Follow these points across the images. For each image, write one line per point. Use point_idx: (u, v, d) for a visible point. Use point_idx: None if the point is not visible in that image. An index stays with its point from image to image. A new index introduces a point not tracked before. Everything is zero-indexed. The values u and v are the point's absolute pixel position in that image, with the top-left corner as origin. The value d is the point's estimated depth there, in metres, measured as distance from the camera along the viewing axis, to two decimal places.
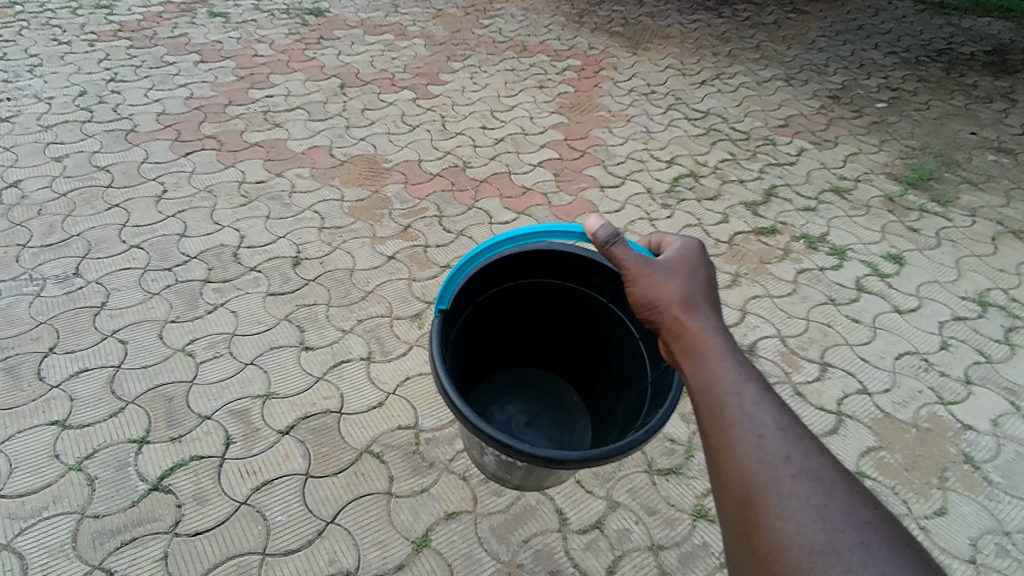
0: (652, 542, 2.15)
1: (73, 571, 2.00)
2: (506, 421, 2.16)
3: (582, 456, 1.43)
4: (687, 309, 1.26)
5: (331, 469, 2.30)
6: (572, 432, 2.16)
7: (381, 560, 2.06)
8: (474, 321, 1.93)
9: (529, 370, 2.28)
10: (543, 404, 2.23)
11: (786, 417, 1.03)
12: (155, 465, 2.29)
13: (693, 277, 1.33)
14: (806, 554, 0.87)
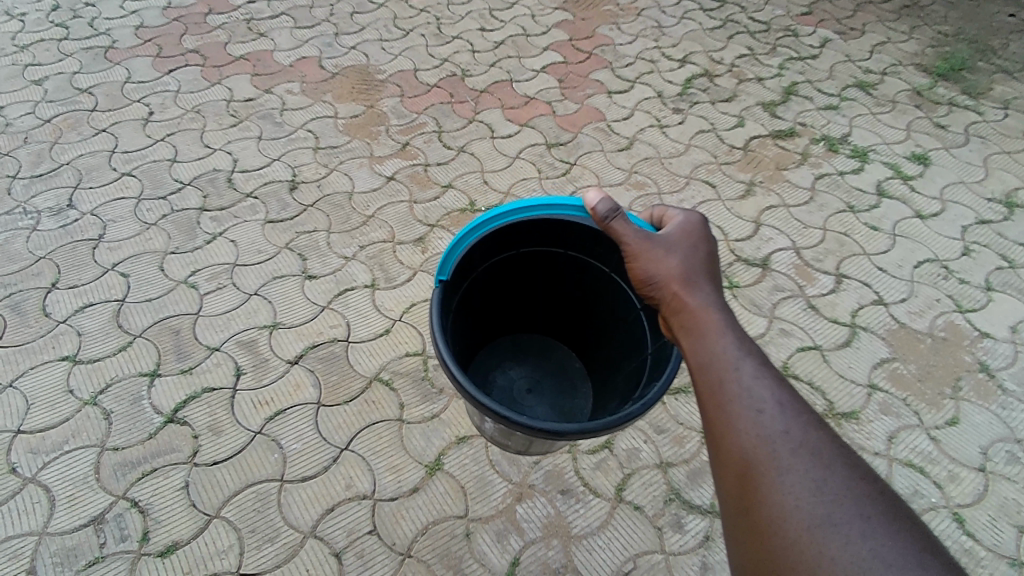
0: (662, 460, 2.16)
1: (99, 502, 2.05)
2: (508, 387, 2.12)
3: (579, 426, 1.40)
4: (687, 285, 1.31)
5: (341, 397, 2.32)
6: (573, 398, 2.11)
7: (396, 484, 2.11)
8: (476, 290, 1.88)
9: (533, 336, 2.22)
10: (546, 369, 2.18)
11: (785, 392, 1.08)
12: (168, 397, 2.31)
13: (693, 252, 1.37)
14: (805, 525, 0.92)
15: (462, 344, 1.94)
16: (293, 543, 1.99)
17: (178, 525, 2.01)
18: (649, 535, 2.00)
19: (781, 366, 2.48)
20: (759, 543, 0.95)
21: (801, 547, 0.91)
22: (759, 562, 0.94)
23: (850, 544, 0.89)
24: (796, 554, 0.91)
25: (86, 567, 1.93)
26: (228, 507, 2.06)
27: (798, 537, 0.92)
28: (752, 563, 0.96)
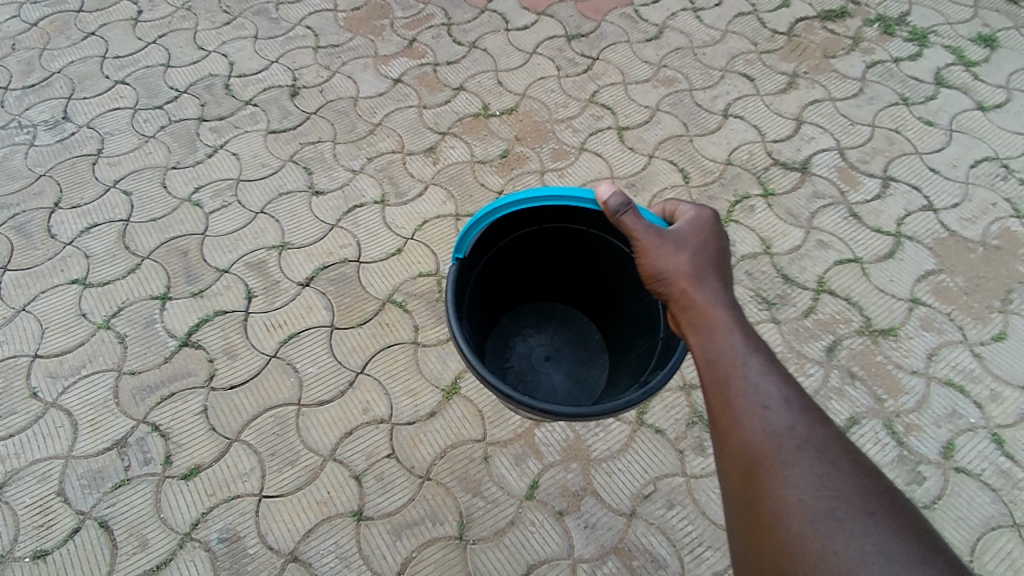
0: (686, 381, 2.08)
1: (121, 426, 2.06)
2: (526, 357, 2.05)
3: (578, 410, 1.38)
4: (696, 283, 1.30)
5: (355, 321, 2.28)
6: (589, 368, 2.03)
7: (413, 408, 2.08)
8: (497, 264, 1.81)
9: (555, 306, 2.11)
10: (566, 337, 2.09)
11: (791, 389, 1.11)
12: (181, 321, 2.28)
13: (704, 247, 1.35)
14: (809, 518, 0.96)
15: (481, 317, 1.88)
16: (313, 465, 1.99)
17: (200, 449, 2.01)
18: (671, 458, 1.96)
19: (816, 280, 2.33)
20: (762, 535, 1.00)
21: (805, 541, 0.95)
22: (761, 553, 0.99)
23: (853, 538, 0.93)
24: (799, 547, 0.95)
25: (113, 489, 1.94)
26: (247, 431, 2.05)
27: (802, 531, 0.96)
28: (755, 552, 1.00)
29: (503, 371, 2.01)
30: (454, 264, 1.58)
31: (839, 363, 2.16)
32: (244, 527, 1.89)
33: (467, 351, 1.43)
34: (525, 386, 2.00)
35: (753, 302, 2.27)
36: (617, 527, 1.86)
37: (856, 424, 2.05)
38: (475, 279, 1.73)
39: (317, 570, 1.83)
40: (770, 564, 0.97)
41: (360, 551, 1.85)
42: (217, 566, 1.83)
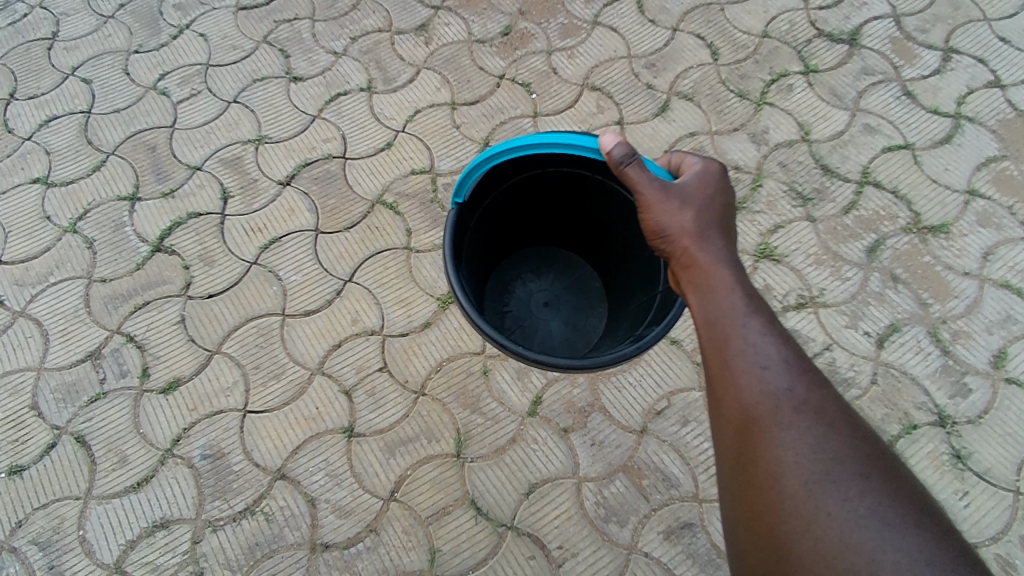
0: None
1: (93, 337, 1.92)
2: (524, 304, 1.83)
3: (568, 362, 1.23)
4: (698, 238, 1.15)
5: (342, 224, 2.09)
6: (589, 316, 1.81)
7: (407, 319, 1.93)
8: (499, 210, 1.60)
9: (559, 252, 1.87)
10: (568, 283, 1.85)
11: (792, 350, 1.00)
12: (152, 224, 2.09)
13: (706, 199, 1.19)
14: (805, 480, 0.89)
15: (480, 264, 1.68)
16: (301, 380, 1.85)
17: (178, 361, 1.88)
18: (687, 372, 1.79)
19: (860, 171, 2.05)
20: (754, 499, 0.92)
21: (798, 503, 0.87)
22: (752, 514, 0.91)
23: (847, 501, 0.86)
24: (791, 511, 0.87)
25: (89, 404, 1.82)
26: (229, 343, 1.91)
27: (797, 494, 0.88)
28: (746, 515, 0.93)
29: (499, 316, 1.79)
30: (453, 208, 1.39)
31: (881, 264, 1.93)
32: (229, 443, 1.76)
33: (465, 304, 1.27)
34: (520, 334, 1.79)
35: (786, 197, 2.02)
36: (627, 444, 1.72)
37: (897, 332, 1.84)
38: (475, 225, 1.53)
39: (307, 487, 1.70)
40: (761, 529, 0.90)
41: (351, 469, 1.72)
42: (202, 483, 1.70)
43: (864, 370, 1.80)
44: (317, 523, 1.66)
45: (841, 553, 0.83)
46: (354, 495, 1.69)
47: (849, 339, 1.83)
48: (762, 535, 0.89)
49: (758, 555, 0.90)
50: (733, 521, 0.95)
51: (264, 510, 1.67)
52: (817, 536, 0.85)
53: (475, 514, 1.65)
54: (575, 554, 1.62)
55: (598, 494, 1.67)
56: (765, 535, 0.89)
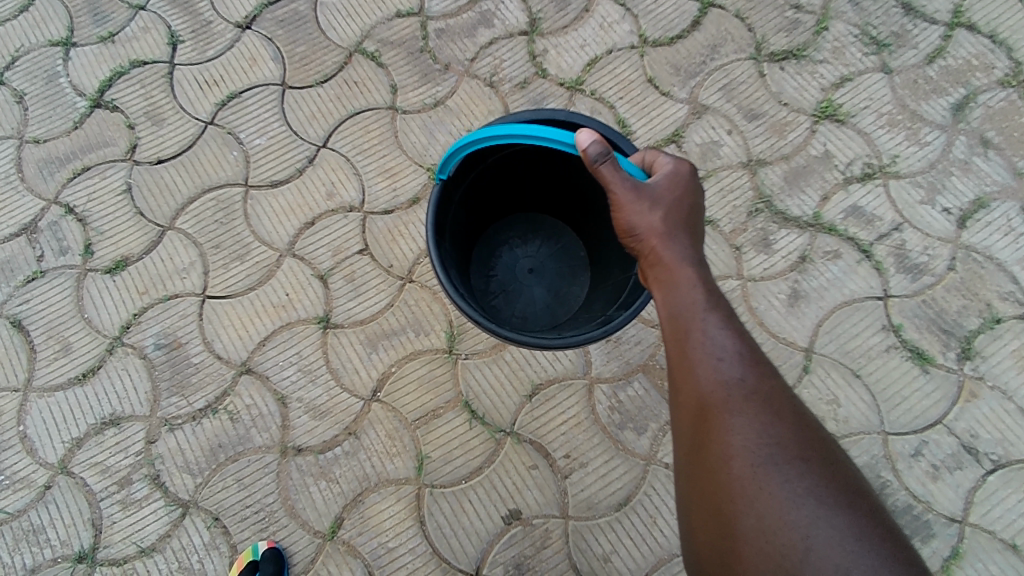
0: (751, 158, 1.62)
1: (29, 208, 1.65)
2: (510, 267, 1.48)
3: (540, 341, 1.05)
4: (665, 231, 0.98)
5: (313, 78, 1.74)
6: (573, 285, 1.46)
7: (391, 193, 1.64)
8: (491, 184, 1.34)
9: (547, 220, 1.50)
10: (555, 250, 1.49)
11: (749, 343, 0.92)
12: (90, 75, 1.76)
13: (674, 192, 1.01)
14: (750, 460, 0.82)
15: (469, 240, 1.41)
16: (268, 262, 1.58)
17: (127, 237, 1.61)
18: (724, 257, 1.53)
19: (951, 10, 1.71)
20: (702, 482, 0.86)
21: (744, 480, 0.81)
22: (702, 496, 0.85)
23: (787, 482, 0.80)
24: (736, 492, 0.82)
25: (25, 284, 1.58)
26: (183, 218, 1.63)
27: (744, 474, 0.82)
28: (698, 495, 0.87)
29: (483, 279, 1.46)
30: (438, 183, 1.15)
31: (969, 126, 1.63)
32: (186, 332, 1.52)
33: (451, 289, 1.08)
34: (502, 299, 1.46)
35: (857, 43, 1.70)
36: (648, 341, 1.46)
37: (983, 209, 1.56)
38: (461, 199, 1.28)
39: (276, 384, 1.47)
40: (710, 510, 0.84)
41: (327, 364, 1.48)
42: (156, 377, 1.48)
43: (941, 255, 1.52)
44: (288, 424, 1.43)
45: (781, 530, 0.78)
46: (330, 394, 1.46)
47: (924, 218, 1.55)
48: (710, 515, 0.84)
49: (708, 536, 0.84)
50: (686, 503, 0.89)
51: (228, 408, 1.45)
52: (759, 513, 0.79)
53: (469, 418, 1.42)
54: (584, 464, 1.40)
55: (612, 398, 1.43)
56: (715, 513, 0.83)
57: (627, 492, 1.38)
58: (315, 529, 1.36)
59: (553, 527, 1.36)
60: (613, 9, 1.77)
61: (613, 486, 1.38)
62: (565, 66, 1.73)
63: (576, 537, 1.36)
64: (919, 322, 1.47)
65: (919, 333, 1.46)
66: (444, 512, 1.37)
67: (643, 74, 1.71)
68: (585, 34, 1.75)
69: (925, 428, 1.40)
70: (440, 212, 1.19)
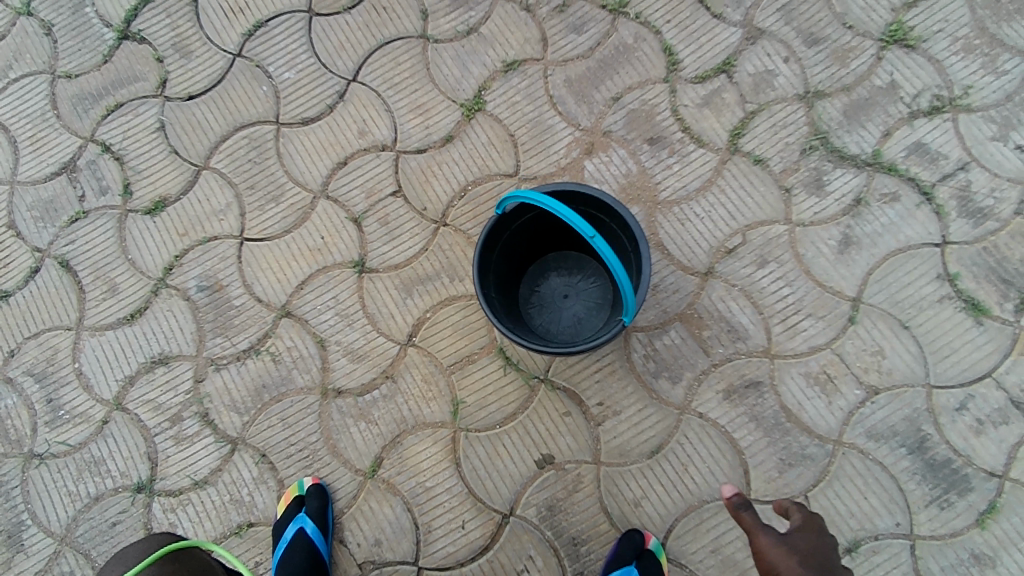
0: (809, 89, 1.50)
1: (66, 146, 1.66)
2: (551, 288, 1.46)
3: (526, 344, 1.23)
4: (796, 563, 1.02)
5: (341, 4, 1.66)
6: (595, 320, 1.42)
7: (424, 131, 1.59)
8: (552, 232, 1.40)
9: (594, 264, 1.44)
10: (590, 288, 1.44)
11: None
12: (116, 4, 1.72)
13: (804, 536, 1.08)
14: None
15: (528, 266, 1.46)
16: (303, 205, 1.57)
17: (163, 177, 1.61)
18: (772, 200, 1.46)
19: None
20: None
21: None
22: None
23: None
24: None
25: (70, 224, 1.61)
26: (217, 157, 1.61)
27: None
28: None
29: (528, 289, 1.46)
30: (495, 215, 1.26)
31: None
32: (226, 274, 1.54)
33: (480, 297, 1.24)
34: (537, 310, 1.44)
35: None
36: (687, 289, 1.43)
37: None
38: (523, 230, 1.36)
39: (315, 327, 1.49)
40: None
41: (363, 308, 1.49)
42: (200, 318, 1.52)
43: (1009, 198, 1.41)
44: (328, 367, 1.47)
45: None
46: (367, 338, 1.48)
47: (995, 157, 1.43)
48: None
49: None
50: None
51: (270, 350, 1.49)
52: None
53: (504, 364, 1.43)
54: (617, 412, 1.40)
55: (648, 347, 1.42)
56: None
57: (660, 440, 1.38)
58: (356, 467, 1.42)
59: (585, 472, 1.39)
60: None
61: (646, 434, 1.39)
62: None
63: (609, 482, 1.38)
64: (977, 271, 1.39)
65: (976, 283, 1.39)
66: (479, 454, 1.41)
67: None
68: None
69: (973, 381, 1.35)
70: (494, 235, 1.30)
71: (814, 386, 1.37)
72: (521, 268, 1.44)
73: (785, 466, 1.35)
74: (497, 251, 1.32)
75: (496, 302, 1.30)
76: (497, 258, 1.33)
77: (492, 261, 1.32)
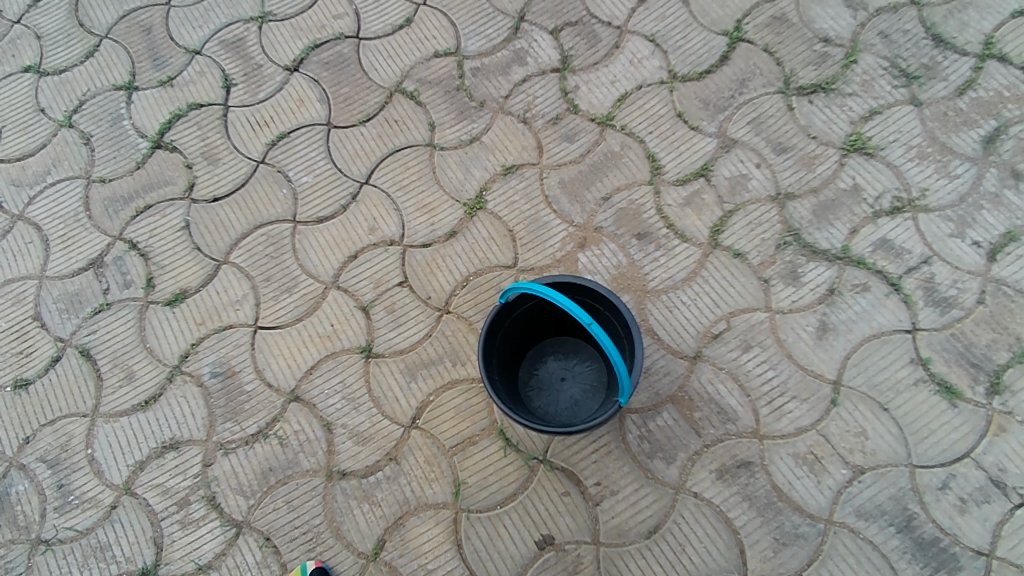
0: (780, 191, 1.66)
1: (95, 243, 1.78)
2: (549, 371, 1.54)
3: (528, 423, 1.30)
4: None
5: (357, 117, 1.84)
6: (591, 402, 1.50)
7: (430, 227, 1.72)
8: (550, 319, 1.51)
9: (589, 349, 1.54)
10: (585, 371, 1.53)
11: None
12: (151, 117, 1.90)
13: None
14: None
15: (527, 351, 1.55)
16: (315, 294, 1.67)
17: (184, 271, 1.73)
18: (752, 290, 1.57)
19: (982, 42, 1.74)
20: None
21: None
22: None
23: None
24: None
25: (93, 315, 1.70)
26: (237, 253, 1.73)
27: None
28: None
29: (527, 372, 1.54)
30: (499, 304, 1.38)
31: (1000, 159, 1.64)
32: (239, 361, 1.62)
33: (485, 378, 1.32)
34: (536, 393, 1.52)
35: (887, 76, 1.74)
36: (677, 371, 1.51)
37: (1014, 242, 1.57)
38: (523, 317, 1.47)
39: (322, 411, 1.55)
40: None
41: (369, 392, 1.56)
42: (212, 403, 1.58)
43: (970, 288, 1.54)
44: (334, 449, 1.52)
45: None
46: (373, 421, 1.54)
47: (954, 251, 1.57)
48: None
49: None
50: None
51: (278, 433, 1.54)
52: None
53: (504, 446, 1.49)
54: (615, 492, 1.44)
55: (642, 428, 1.48)
56: None
57: (657, 519, 1.42)
58: (359, 550, 1.45)
59: (585, 552, 1.41)
60: (644, 44, 1.84)
61: (643, 514, 1.43)
62: (596, 101, 1.80)
63: (608, 562, 1.41)
64: (948, 356, 1.49)
65: (947, 367, 1.48)
66: (480, 535, 1.43)
67: (672, 108, 1.77)
68: (616, 70, 1.82)
69: (953, 461, 1.42)
70: (498, 322, 1.40)
71: (802, 465, 1.43)
72: (520, 352, 1.53)
73: (780, 545, 1.39)
74: (499, 335, 1.43)
75: (499, 384, 1.38)
76: (500, 343, 1.43)
77: (495, 344, 1.41)
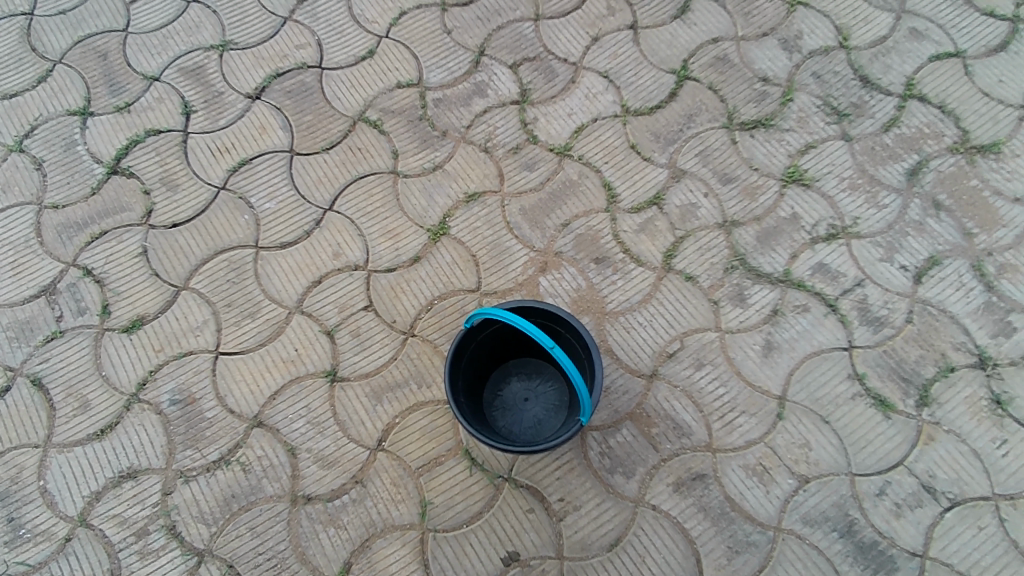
0: (726, 219, 1.77)
1: (47, 270, 1.74)
2: (513, 392, 1.58)
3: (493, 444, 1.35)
4: None
5: (320, 145, 1.88)
6: (554, 421, 1.54)
7: (393, 253, 1.76)
8: (513, 342, 1.56)
9: (551, 369, 1.59)
10: (548, 391, 1.58)
11: None
12: (107, 143, 1.88)
13: None
14: None
15: (492, 374, 1.59)
16: (278, 319, 1.68)
17: (142, 298, 1.71)
18: (703, 311, 1.67)
19: (904, 83, 1.91)
20: None
21: None
22: None
23: None
24: None
25: (44, 343, 1.66)
26: (197, 278, 1.73)
27: None
28: None
29: (491, 394, 1.58)
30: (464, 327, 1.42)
31: (922, 189, 1.80)
32: (200, 387, 1.61)
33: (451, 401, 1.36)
34: (500, 413, 1.56)
35: (820, 113, 1.88)
36: (635, 389, 1.59)
37: (937, 266, 1.71)
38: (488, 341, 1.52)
39: (286, 436, 1.56)
40: None
41: (334, 416, 1.57)
42: (172, 431, 1.56)
43: (899, 308, 1.67)
44: (298, 473, 1.52)
45: None
46: (338, 445, 1.55)
47: (884, 274, 1.70)
48: None
49: None
50: None
51: (240, 459, 1.53)
52: None
53: (470, 465, 1.52)
54: (577, 507, 1.49)
55: (602, 444, 1.54)
56: None
57: (618, 533, 1.47)
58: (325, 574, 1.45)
59: (549, 567, 1.45)
60: (597, 80, 1.94)
61: (604, 528, 1.48)
62: (554, 132, 1.88)
63: None
64: (881, 371, 1.61)
65: (881, 381, 1.60)
66: (447, 555, 1.46)
67: (626, 140, 1.87)
68: (573, 103, 1.91)
69: (888, 468, 1.52)
70: (463, 346, 1.45)
71: (752, 476, 1.51)
72: (485, 375, 1.57)
73: (733, 553, 1.46)
74: (465, 358, 1.47)
75: (464, 405, 1.42)
76: (465, 366, 1.48)
77: (461, 368, 1.46)
